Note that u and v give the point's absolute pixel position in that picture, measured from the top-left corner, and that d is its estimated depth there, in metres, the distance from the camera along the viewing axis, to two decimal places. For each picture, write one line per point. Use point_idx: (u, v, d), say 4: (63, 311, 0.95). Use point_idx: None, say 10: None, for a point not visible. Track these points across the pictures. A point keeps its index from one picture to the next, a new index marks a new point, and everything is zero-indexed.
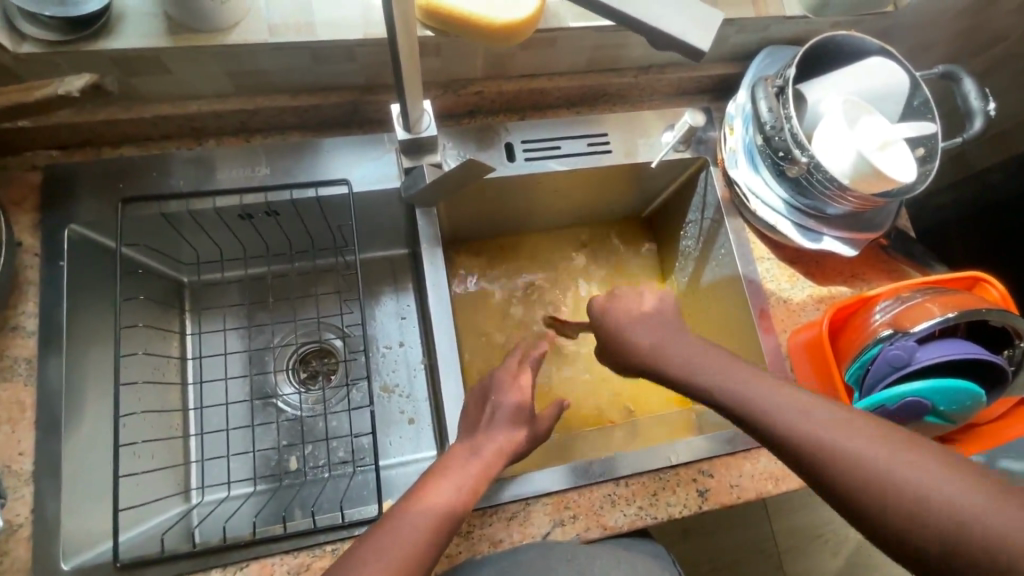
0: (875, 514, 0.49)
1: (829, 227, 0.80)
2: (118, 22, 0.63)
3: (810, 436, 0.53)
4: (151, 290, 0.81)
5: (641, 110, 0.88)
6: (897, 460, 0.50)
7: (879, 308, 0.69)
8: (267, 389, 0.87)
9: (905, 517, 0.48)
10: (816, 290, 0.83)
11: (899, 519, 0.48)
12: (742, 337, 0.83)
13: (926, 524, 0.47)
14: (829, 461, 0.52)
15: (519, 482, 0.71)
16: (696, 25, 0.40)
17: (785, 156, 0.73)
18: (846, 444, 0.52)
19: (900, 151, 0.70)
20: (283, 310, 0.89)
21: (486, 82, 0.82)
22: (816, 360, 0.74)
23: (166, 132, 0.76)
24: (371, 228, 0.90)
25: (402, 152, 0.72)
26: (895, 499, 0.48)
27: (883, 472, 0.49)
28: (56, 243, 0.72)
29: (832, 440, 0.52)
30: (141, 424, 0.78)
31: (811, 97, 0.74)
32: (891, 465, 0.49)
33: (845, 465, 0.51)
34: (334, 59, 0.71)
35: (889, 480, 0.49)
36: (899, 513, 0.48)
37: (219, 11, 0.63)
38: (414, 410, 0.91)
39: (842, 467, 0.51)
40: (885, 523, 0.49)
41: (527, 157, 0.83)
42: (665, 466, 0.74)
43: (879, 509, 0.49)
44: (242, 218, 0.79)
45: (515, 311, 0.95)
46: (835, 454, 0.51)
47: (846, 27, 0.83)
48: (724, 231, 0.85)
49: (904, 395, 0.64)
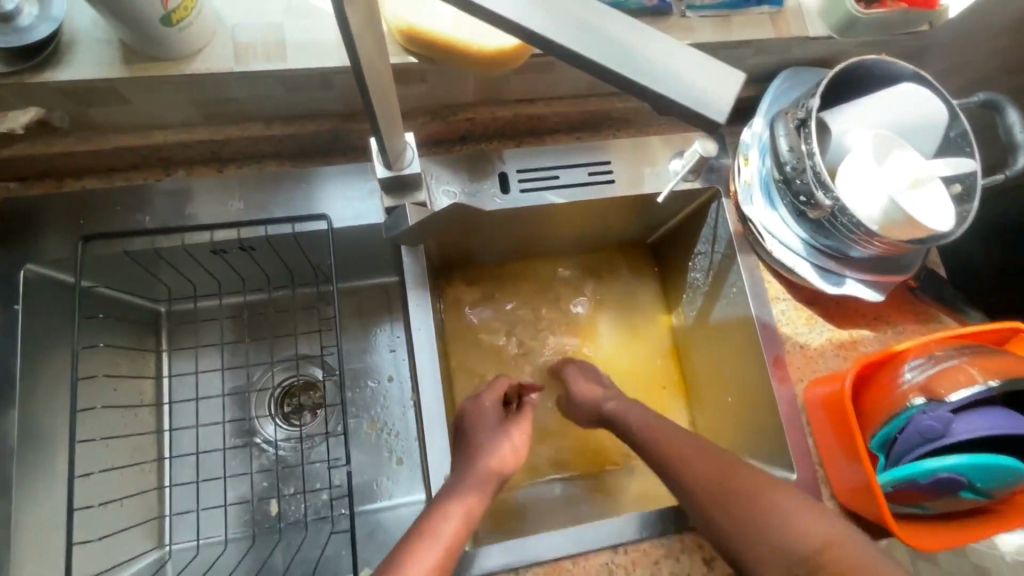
0: (782, 558, 0.57)
1: (852, 269, 0.73)
2: (69, 49, 0.59)
3: (725, 488, 0.62)
4: (114, 335, 0.75)
5: (647, 135, 0.82)
6: (802, 512, 0.59)
7: (907, 367, 0.63)
8: (246, 434, 0.81)
9: (809, 559, 0.56)
10: (836, 334, 0.76)
11: (803, 561, 0.56)
12: (754, 383, 0.77)
13: (825, 563, 0.56)
14: (741, 512, 0.60)
15: (508, 549, 0.65)
16: (712, 87, 0.32)
17: (806, 199, 0.66)
18: (758, 496, 0.60)
19: (935, 191, 0.63)
20: (263, 345, 0.84)
21: (478, 107, 0.75)
22: (835, 419, 0.67)
23: (131, 162, 0.71)
24: (356, 261, 0.83)
25: (384, 190, 0.66)
26: (800, 546, 0.57)
27: (789, 521, 0.58)
28: (11, 284, 0.66)
29: (746, 492, 0.61)
30: (108, 480, 0.72)
31: (836, 128, 0.67)
32: (798, 516, 0.58)
33: (756, 515, 0.59)
34: (309, 86, 0.66)
35: (796, 529, 0.58)
36: (804, 556, 0.57)
37: (179, 38, 0.57)
38: (405, 450, 0.83)
39: (753, 516, 0.59)
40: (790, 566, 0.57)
41: (522, 188, 0.77)
42: (669, 531, 0.68)
43: (785, 555, 0.57)
44: (214, 254, 0.73)
45: (509, 348, 0.89)
46: (749, 504, 0.60)
47: (874, 48, 0.76)
48: (736, 269, 0.78)
49: (936, 472, 0.57)
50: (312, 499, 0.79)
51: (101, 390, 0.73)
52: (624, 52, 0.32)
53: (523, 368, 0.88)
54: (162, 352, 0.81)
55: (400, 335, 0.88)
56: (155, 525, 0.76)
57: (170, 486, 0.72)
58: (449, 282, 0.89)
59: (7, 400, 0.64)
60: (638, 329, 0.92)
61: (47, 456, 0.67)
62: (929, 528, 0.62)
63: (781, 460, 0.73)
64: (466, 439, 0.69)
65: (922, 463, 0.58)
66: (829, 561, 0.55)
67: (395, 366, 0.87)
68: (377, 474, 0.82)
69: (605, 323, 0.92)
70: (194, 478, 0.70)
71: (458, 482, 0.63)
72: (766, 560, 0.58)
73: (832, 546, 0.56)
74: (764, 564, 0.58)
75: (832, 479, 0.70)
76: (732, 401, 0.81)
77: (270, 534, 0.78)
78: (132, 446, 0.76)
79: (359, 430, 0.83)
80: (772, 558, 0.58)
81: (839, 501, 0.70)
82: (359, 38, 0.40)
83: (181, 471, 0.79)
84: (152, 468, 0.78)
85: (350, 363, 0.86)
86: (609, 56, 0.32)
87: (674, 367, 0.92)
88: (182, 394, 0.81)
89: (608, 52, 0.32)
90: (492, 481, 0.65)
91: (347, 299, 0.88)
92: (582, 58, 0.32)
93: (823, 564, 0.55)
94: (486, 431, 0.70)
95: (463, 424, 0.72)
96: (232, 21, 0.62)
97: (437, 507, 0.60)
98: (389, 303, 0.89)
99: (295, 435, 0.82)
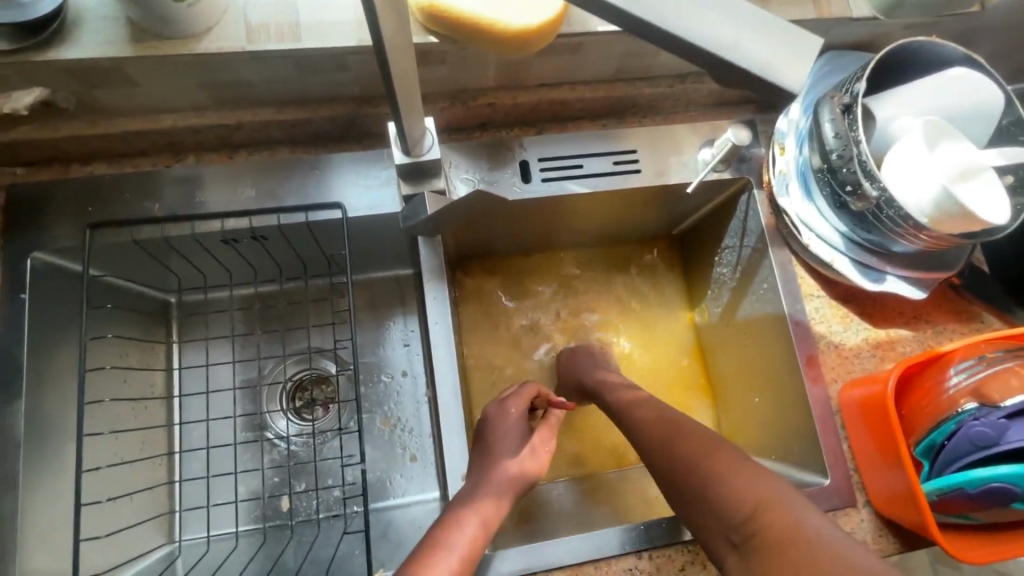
0: (722, 525, 0.52)
1: (893, 265, 0.69)
2: (74, 27, 0.56)
3: (675, 458, 0.58)
4: (122, 326, 0.73)
5: (675, 123, 0.78)
6: (737, 474, 0.53)
7: (955, 369, 0.59)
8: (257, 429, 0.79)
9: (741, 524, 0.51)
10: (872, 333, 0.73)
11: (738, 527, 0.51)
12: (784, 384, 0.73)
13: (756, 528, 0.49)
14: (686, 479, 0.56)
15: (526, 552, 0.63)
16: (790, 56, 0.30)
17: (852, 189, 0.63)
18: (696, 462, 0.56)
19: (991, 182, 0.58)
20: (275, 338, 0.82)
21: (499, 92, 0.72)
22: (874, 423, 0.63)
23: (141, 148, 0.69)
24: (370, 252, 0.81)
25: (401, 177, 0.63)
26: (734, 509, 0.51)
27: (721, 485, 0.53)
28: (17, 273, 0.64)
29: (687, 460, 0.57)
30: (117, 475, 0.71)
31: (882, 115, 0.63)
32: (730, 478, 0.53)
33: (698, 482, 0.55)
34: (324, 68, 0.63)
35: (728, 494, 0.52)
36: (735, 521, 0.51)
37: (189, 15, 0.55)
38: (418, 446, 0.81)
39: (695, 482, 0.55)
40: (728, 533, 0.51)
41: (544, 177, 0.73)
42: (695, 537, 0.64)
43: (723, 520, 0.52)
44: (225, 243, 0.70)
45: (527, 343, 0.86)
46: (691, 472, 0.56)
47: (921, 30, 0.72)
48: (767, 264, 0.74)
49: (984, 482, 0.53)
50: (324, 495, 0.77)
51: (110, 382, 0.71)
52: (676, 10, 0.29)
53: (540, 364, 0.85)
54: (172, 343, 0.79)
55: (414, 329, 0.86)
56: (165, 521, 0.74)
57: (180, 481, 0.70)
58: (465, 275, 0.86)
59: (13, 391, 0.62)
60: (660, 326, 0.89)
61: (54, 448, 0.65)
62: (976, 539, 0.58)
63: (813, 464, 0.70)
64: (485, 446, 0.66)
65: (970, 471, 0.54)
66: (759, 526, 0.49)
67: (409, 361, 0.84)
68: (389, 471, 0.79)
69: (626, 319, 0.88)
70: (204, 475, 0.67)
71: (474, 488, 0.60)
72: (713, 529, 0.53)
73: (764, 507, 0.50)
74: (712, 535, 0.53)
75: (867, 486, 0.67)
76: (760, 402, 0.78)
77: (281, 531, 0.75)
78: (140, 440, 0.74)
79: (372, 426, 0.81)
80: (715, 526, 0.53)
81: (875, 509, 0.66)
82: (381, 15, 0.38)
83: (191, 465, 0.76)
84: (161, 463, 0.75)
85: (362, 357, 0.84)
86: (659, 16, 0.28)
87: (697, 366, 0.88)
88: (192, 386, 0.79)
89: (658, 9, 0.28)
90: (513, 490, 0.62)
91: (360, 292, 0.86)
92: (635, 23, 0.29)
93: (754, 530, 0.49)
94: (507, 438, 0.67)
95: (482, 430, 0.68)
96: None
97: (455, 514, 0.57)
98: (402, 296, 0.87)
99: (307, 430, 0.80)
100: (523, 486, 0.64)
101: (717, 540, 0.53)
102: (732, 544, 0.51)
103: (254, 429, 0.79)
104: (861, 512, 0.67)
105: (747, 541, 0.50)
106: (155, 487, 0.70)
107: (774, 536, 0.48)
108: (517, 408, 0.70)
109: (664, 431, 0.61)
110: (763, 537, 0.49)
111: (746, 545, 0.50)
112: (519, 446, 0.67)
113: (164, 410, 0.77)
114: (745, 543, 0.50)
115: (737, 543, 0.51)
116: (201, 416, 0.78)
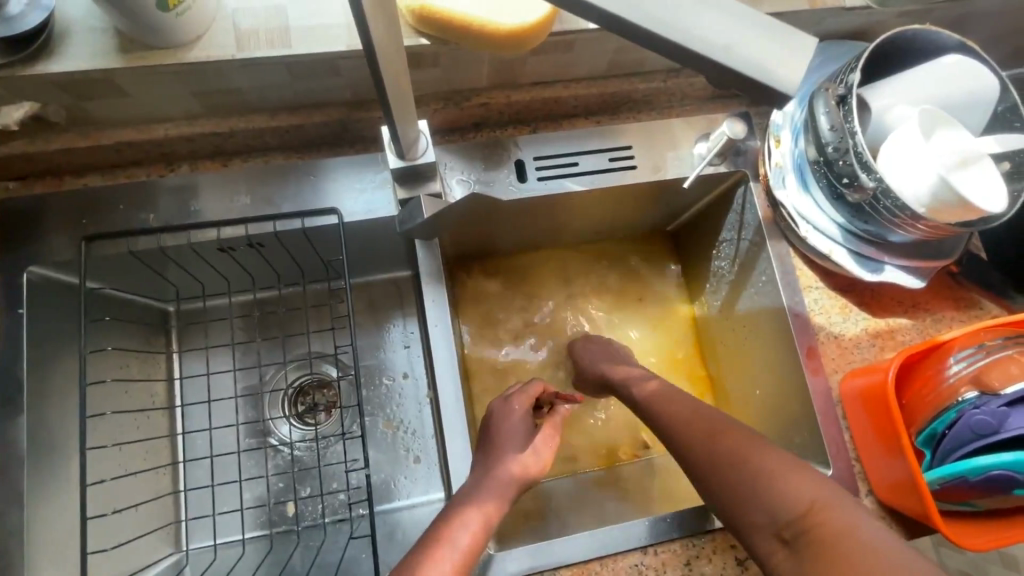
0: (771, 520, 0.51)
1: (891, 255, 0.69)
2: (62, 40, 0.56)
3: (710, 453, 0.57)
4: (121, 338, 0.73)
5: (670, 118, 0.78)
6: (791, 472, 0.53)
7: (954, 358, 0.59)
8: (259, 436, 0.79)
9: (796, 520, 0.50)
10: (871, 323, 0.73)
11: (792, 523, 0.50)
12: (784, 375, 0.73)
13: (813, 525, 0.49)
14: (723, 472, 0.56)
15: (535, 551, 0.63)
16: (784, 56, 0.29)
17: (848, 181, 0.63)
18: (745, 457, 0.55)
19: (987, 169, 0.58)
20: (275, 344, 0.82)
21: (492, 92, 0.72)
22: (875, 413, 0.63)
23: (133, 158, 0.68)
24: (367, 255, 0.80)
25: (396, 181, 0.63)
26: (788, 505, 0.51)
27: (772, 485, 0.52)
28: (14, 288, 0.64)
29: (731, 456, 0.56)
30: (121, 488, 0.71)
31: (877, 104, 0.64)
32: (782, 476, 0.52)
33: (747, 479, 0.54)
34: (317, 73, 0.63)
35: (785, 490, 0.52)
36: (788, 517, 0.51)
37: (177, 25, 0.54)
38: (421, 448, 0.81)
39: (743, 480, 0.54)
40: (776, 529, 0.51)
41: (540, 176, 0.73)
42: (700, 531, 0.65)
43: (773, 516, 0.51)
44: (222, 251, 0.70)
45: (529, 341, 0.86)
46: (735, 467, 0.55)
47: (915, 17, 0.71)
48: (765, 257, 0.74)
49: (985, 469, 0.53)
50: (328, 499, 0.77)
51: (111, 393, 0.71)
52: (674, 16, 0.29)
53: (541, 362, 0.85)
54: (173, 353, 0.79)
55: (413, 331, 0.86)
56: (171, 530, 0.74)
57: (186, 491, 0.70)
58: (464, 275, 0.86)
59: (15, 407, 0.62)
60: (660, 321, 0.89)
61: (59, 463, 0.65)
62: (979, 527, 0.58)
63: (815, 455, 0.70)
64: (489, 442, 0.66)
65: (972, 459, 0.55)
66: (815, 524, 0.49)
67: (410, 363, 0.84)
68: (394, 472, 0.80)
69: (627, 316, 0.88)
70: (212, 485, 0.68)
71: (477, 487, 0.60)
72: (758, 524, 0.52)
73: (821, 506, 0.50)
74: (757, 530, 0.52)
75: (869, 475, 0.67)
76: (760, 394, 0.78)
77: (288, 536, 0.76)
78: (143, 450, 0.74)
79: (374, 429, 0.81)
80: (762, 521, 0.52)
81: (877, 498, 0.66)
82: (374, 30, 0.38)
83: (196, 474, 0.76)
84: (165, 472, 0.75)
85: (364, 360, 0.84)
86: (661, 24, 0.28)
87: (697, 360, 0.89)
88: (193, 395, 0.78)
89: (657, 16, 0.28)
90: (516, 489, 0.62)
91: (358, 296, 0.85)
92: (628, 28, 0.28)
93: (810, 528, 0.49)
94: (512, 434, 0.67)
95: (487, 426, 0.69)
96: (234, 4, 0.59)
97: (457, 511, 0.57)
98: (401, 298, 0.87)
99: (310, 435, 0.80)
100: (525, 484, 0.64)
101: (762, 536, 0.52)
102: (781, 540, 0.51)
103: (257, 435, 0.79)
104: (864, 501, 0.67)
105: (797, 537, 0.50)
106: (161, 496, 0.70)
107: (831, 537, 0.48)
108: (520, 404, 0.70)
109: (700, 428, 0.60)
110: (820, 536, 0.49)
111: (797, 542, 0.50)
112: (522, 442, 0.67)
113: (168, 421, 0.77)
114: (797, 541, 0.50)
115: (788, 539, 0.50)
116: (204, 424, 0.78)
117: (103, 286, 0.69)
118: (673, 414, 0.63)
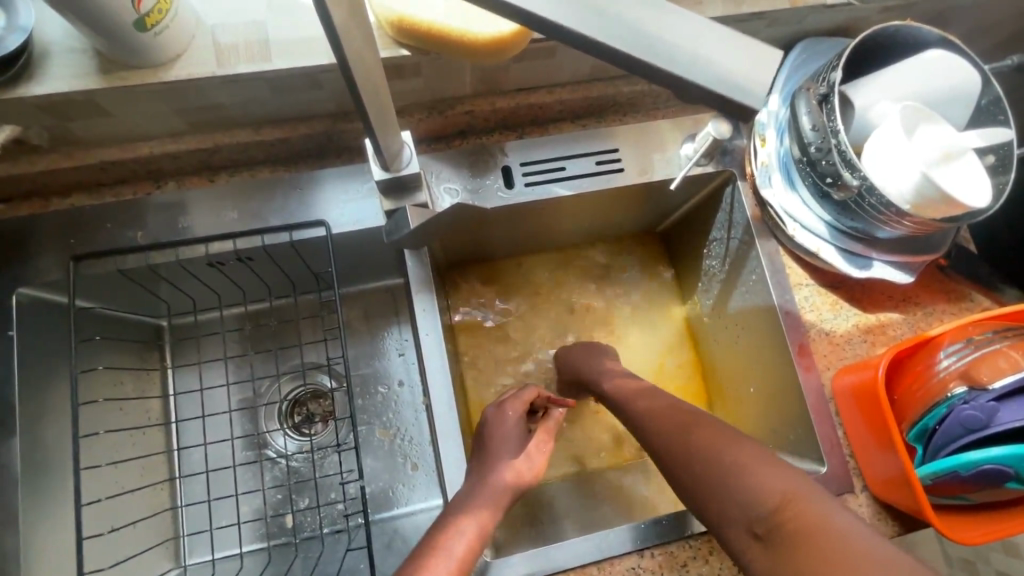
0: (744, 515, 0.51)
1: (878, 251, 0.69)
2: (41, 63, 0.56)
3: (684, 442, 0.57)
4: (112, 356, 0.72)
5: (655, 119, 0.78)
6: (762, 466, 0.52)
7: (944, 352, 0.60)
8: (256, 450, 0.79)
9: (768, 515, 0.50)
10: (862, 319, 0.73)
11: (764, 518, 0.50)
12: (778, 374, 0.73)
13: (784, 519, 0.49)
14: (698, 467, 0.55)
15: (532, 556, 0.63)
16: (751, 68, 0.30)
17: (832, 180, 0.63)
18: (717, 452, 0.55)
19: (970, 165, 0.58)
20: (268, 356, 0.82)
21: (476, 99, 0.72)
22: (867, 410, 0.63)
23: (120, 176, 0.69)
24: (357, 265, 0.80)
25: (382, 193, 0.63)
26: (759, 500, 0.50)
27: (744, 478, 0.52)
28: (4, 310, 0.64)
29: (705, 449, 0.55)
30: (117, 505, 0.70)
31: (860, 101, 0.64)
32: (754, 470, 0.52)
33: (720, 473, 0.53)
34: (299, 87, 0.63)
35: (757, 485, 0.51)
36: (760, 513, 0.50)
37: (155, 43, 0.54)
38: (419, 455, 0.81)
39: (716, 476, 0.53)
40: (750, 524, 0.50)
41: (527, 182, 0.73)
42: (695, 532, 0.65)
43: (747, 510, 0.51)
44: (211, 266, 0.70)
45: (522, 346, 0.86)
46: (709, 463, 0.54)
47: (896, 12, 0.71)
48: (755, 256, 0.74)
49: (977, 464, 0.54)
50: (328, 510, 0.77)
51: (105, 411, 0.71)
52: (651, 38, 0.29)
53: (535, 365, 0.86)
54: (167, 369, 0.79)
55: (408, 338, 0.86)
56: (171, 545, 0.74)
57: (181, 506, 0.70)
58: (457, 280, 0.86)
59: (7, 429, 0.62)
60: (654, 320, 0.90)
61: (53, 482, 0.65)
62: (975, 521, 0.58)
63: (809, 452, 0.70)
64: (483, 450, 0.66)
65: (963, 454, 0.55)
66: (787, 519, 0.49)
67: (406, 371, 0.84)
68: (392, 480, 0.80)
69: (619, 318, 0.89)
70: (206, 498, 0.68)
71: (469, 496, 0.60)
72: (733, 519, 0.52)
73: (793, 500, 0.49)
74: (731, 525, 0.52)
75: (864, 471, 0.67)
76: (754, 392, 0.78)
77: (286, 548, 0.76)
78: (139, 467, 0.73)
79: (371, 438, 0.81)
80: (736, 515, 0.51)
81: (872, 493, 0.67)
82: (354, 62, 0.38)
83: (193, 488, 0.77)
84: (163, 487, 0.76)
85: (358, 369, 0.84)
86: (639, 47, 0.29)
87: (691, 358, 0.89)
88: (188, 411, 0.79)
89: (636, 38, 0.29)
90: (511, 495, 0.62)
91: (352, 305, 0.86)
92: (606, 49, 0.29)
93: (782, 522, 0.49)
94: (506, 442, 0.67)
95: (480, 433, 0.69)
96: (213, 21, 0.59)
97: (452, 519, 0.57)
98: (395, 306, 0.87)
99: (307, 446, 0.80)
100: (518, 492, 0.64)
101: (736, 531, 0.52)
102: (754, 535, 0.50)
103: (254, 448, 0.79)
104: (859, 496, 0.67)
105: (771, 531, 0.49)
106: (160, 510, 0.70)
107: (803, 531, 0.47)
108: (512, 411, 0.71)
109: (684, 415, 0.60)
110: (793, 529, 0.48)
111: (770, 536, 0.49)
112: (516, 448, 0.67)
113: (164, 437, 0.77)
114: (770, 535, 0.49)
115: (761, 534, 0.50)
116: (199, 439, 0.78)
117: (94, 306, 0.69)
118: (661, 405, 0.63)
